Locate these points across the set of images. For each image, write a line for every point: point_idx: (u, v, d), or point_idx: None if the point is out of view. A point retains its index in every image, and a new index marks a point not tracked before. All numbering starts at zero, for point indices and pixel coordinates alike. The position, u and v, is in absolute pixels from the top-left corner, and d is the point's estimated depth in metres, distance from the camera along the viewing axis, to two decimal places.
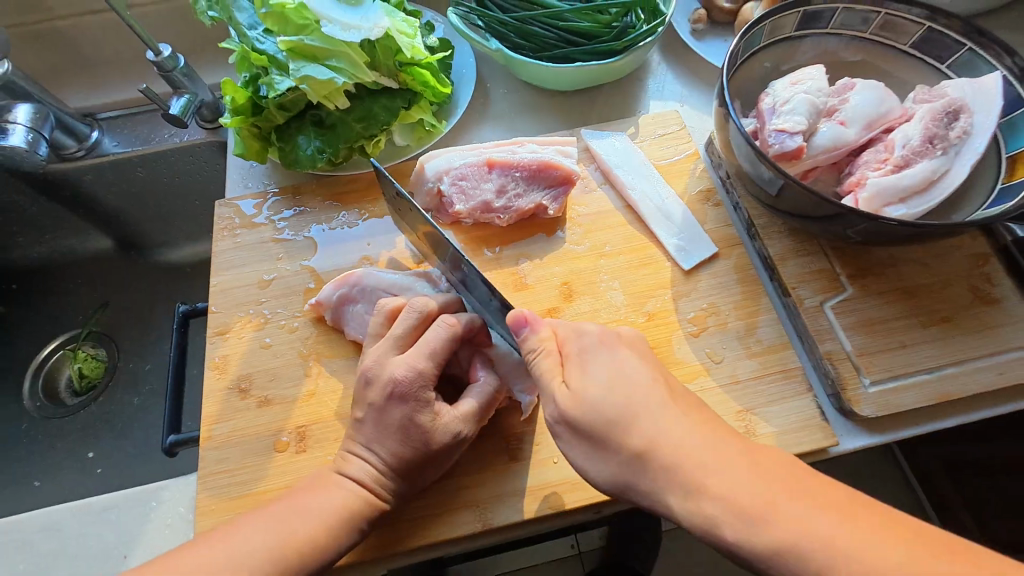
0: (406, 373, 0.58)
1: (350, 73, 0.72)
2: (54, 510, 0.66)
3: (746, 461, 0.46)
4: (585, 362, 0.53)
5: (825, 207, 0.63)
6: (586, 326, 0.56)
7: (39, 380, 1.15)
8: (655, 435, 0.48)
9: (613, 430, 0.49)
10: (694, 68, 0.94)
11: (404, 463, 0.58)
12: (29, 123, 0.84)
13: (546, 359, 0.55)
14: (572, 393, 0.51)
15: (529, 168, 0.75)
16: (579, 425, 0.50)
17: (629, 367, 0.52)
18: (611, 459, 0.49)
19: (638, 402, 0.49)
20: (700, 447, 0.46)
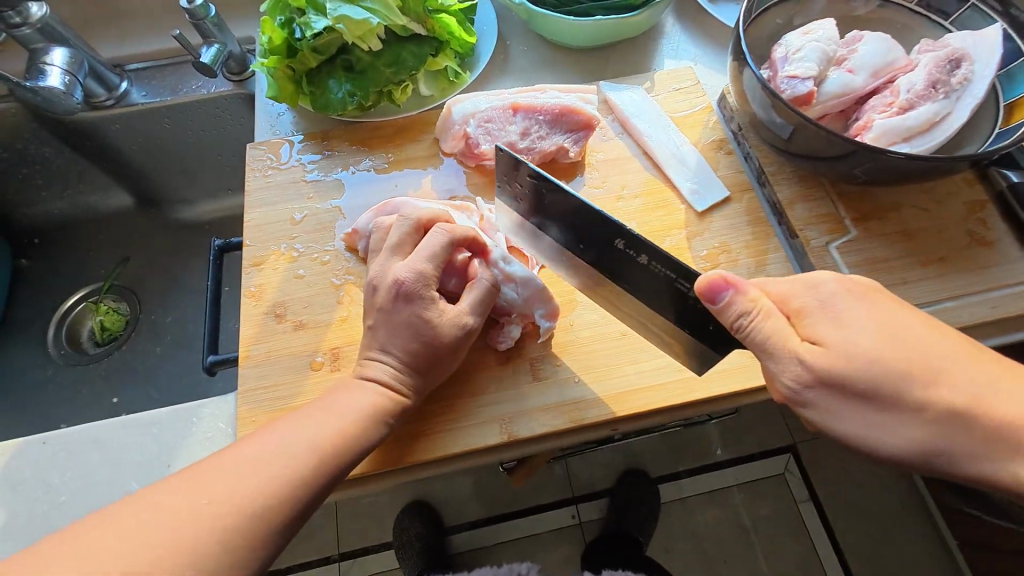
0: (409, 274, 0.62)
1: (383, 15, 0.75)
2: (97, 425, 0.69)
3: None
4: (833, 317, 0.52)
5: (836, 145, 0.67)
6: (818, 284, 0.54)
7: (62, 330, 1.18)
8: (950, 386, 0.50)
9: (896, 387, 0.50)
10: (707, 30, 0.98)
11: (418, 360, 0.61)
12: (65, 66, 0.88)
13: (768, 321, 0.53)
14: (837, 351, 0.51)
15: (552, 112, 0.79)
16: (860, 388, 0.50)
17: (887, 318, 0.52)
18: (911, 421, 0.50)
19: (931, 361, 0.51)
20: (1007, 400, 0.50)
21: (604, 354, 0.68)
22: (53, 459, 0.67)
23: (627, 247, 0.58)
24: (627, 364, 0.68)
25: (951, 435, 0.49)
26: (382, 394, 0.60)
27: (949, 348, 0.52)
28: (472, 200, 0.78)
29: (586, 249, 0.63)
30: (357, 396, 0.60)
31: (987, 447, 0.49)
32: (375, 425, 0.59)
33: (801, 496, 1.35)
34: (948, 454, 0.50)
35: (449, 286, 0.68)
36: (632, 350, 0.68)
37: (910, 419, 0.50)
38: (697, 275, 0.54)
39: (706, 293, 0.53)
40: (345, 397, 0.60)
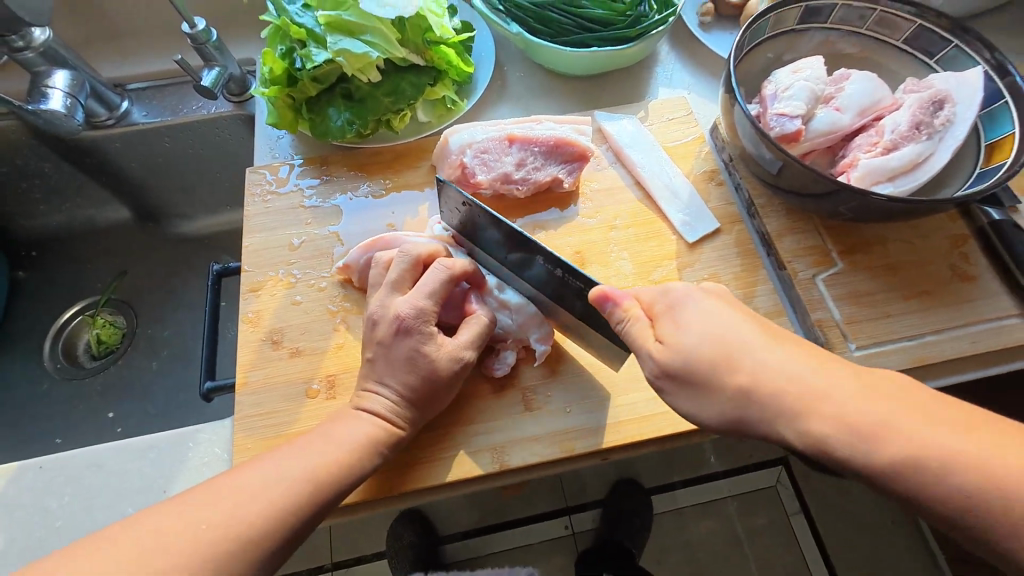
0: (409, 310, 0.64)
1: (383, 48, 0.77)
2: (94, 449, 0.70)
3: (856, 383, 0.50)
4: (678, 317, 0.57)
5: (821, 184, 0.70)
6: (674, 288, 0.59)
7: (58, 343, 1.19)
8: (756, 369, 0.52)
9: (710, 374, 0.54)
10: (700, 58, 1.00)
11: (415, 394, 0.62)
12: (67, 89, 0.89)
13: (635, 326, 0.59)
14: (668, 346, 0.56)
15: (547, 144, 0.80)
16: (691, 376, 0.55)
17: (724, 316, 0.56)
18: (719, 398, 0.53)
19: (743, 347, 0.54)
20: (816, 380, 0.51)
21: (596, 385, 0.70)
22: (49, 483, 0.68)
23: (548, 264, 0.64)
24: (618, 395, 0.69)
25: (760, 412, 0.52)
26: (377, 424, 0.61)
27: (767, 336, 0.55)
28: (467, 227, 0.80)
29: (563, 284, 0.65)
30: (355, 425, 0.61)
31: (787, 424, 0.50)
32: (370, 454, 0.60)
33: (792, 509, 1.37)
34: (750, 423, 0.52)
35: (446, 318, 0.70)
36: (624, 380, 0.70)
37: (723, 400, 0.53)
38: (591, 287, 0.61)
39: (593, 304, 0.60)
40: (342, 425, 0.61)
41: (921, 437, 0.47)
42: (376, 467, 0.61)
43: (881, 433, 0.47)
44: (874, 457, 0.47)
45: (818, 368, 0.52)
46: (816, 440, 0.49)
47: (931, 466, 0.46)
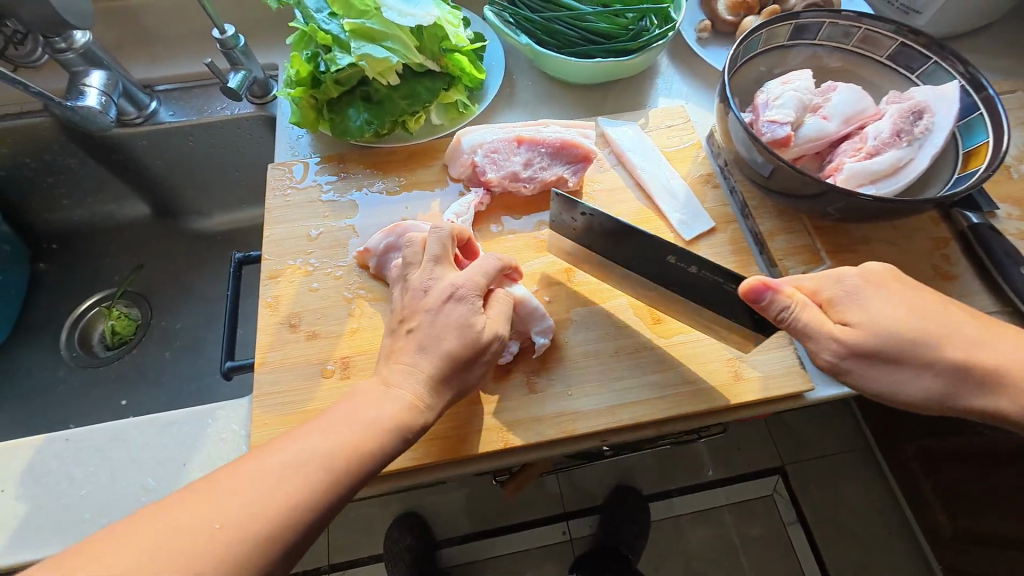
0: (464, 280, 0.67)
1: (402, 54, 0.82)
2: (117, 423, 0.73)
3: (1006, 340, 0.62)
4: (860, 302, 0.63)
5: (810, 185, 0.75)
6: (844, 276, 0.64)
7: (75, 332, 1.22)
8: (954, 347, 0.61)
9: (911, 349, 0.61)
10: (697, 72, 1.06)
11: (462, 360, 0.63)
12: (102, 88, 0.95)
13: (806, 311, 0.63)
14: (861, 329, 0.61)
15: (554, 146, 0.86)
16: (883, 354, 0.61)
17: (904, 300, 0.63)
18: (921, 374, 0.61)
19: (942, 322, 0.62)
20: (998, 350, 0.61)
21: (595, 370, 0.74)
22: (73, 455, 0.71)
23: (679, 262, 0.68)
24: (616, 380, 0.73)
25: (948, 374, 0.61)
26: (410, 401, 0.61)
27: (946, 313, 0.63)
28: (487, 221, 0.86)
29: (612, 240, 0.73)
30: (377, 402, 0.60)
31: (980, 381, 0.61)
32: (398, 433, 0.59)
33: (789, 518, 1.39)
34: (949, 393, 0.61)
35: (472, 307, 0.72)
36: (623, 366, 0.74)
37: (919, 370, 0.61)
38: (739, 280, 0.63)
39: (756, 297, 0.62)
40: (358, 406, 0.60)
41: None
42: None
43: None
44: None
45: (993, 340, 0.62)
46: (1003, 400, 0.60)
47: None
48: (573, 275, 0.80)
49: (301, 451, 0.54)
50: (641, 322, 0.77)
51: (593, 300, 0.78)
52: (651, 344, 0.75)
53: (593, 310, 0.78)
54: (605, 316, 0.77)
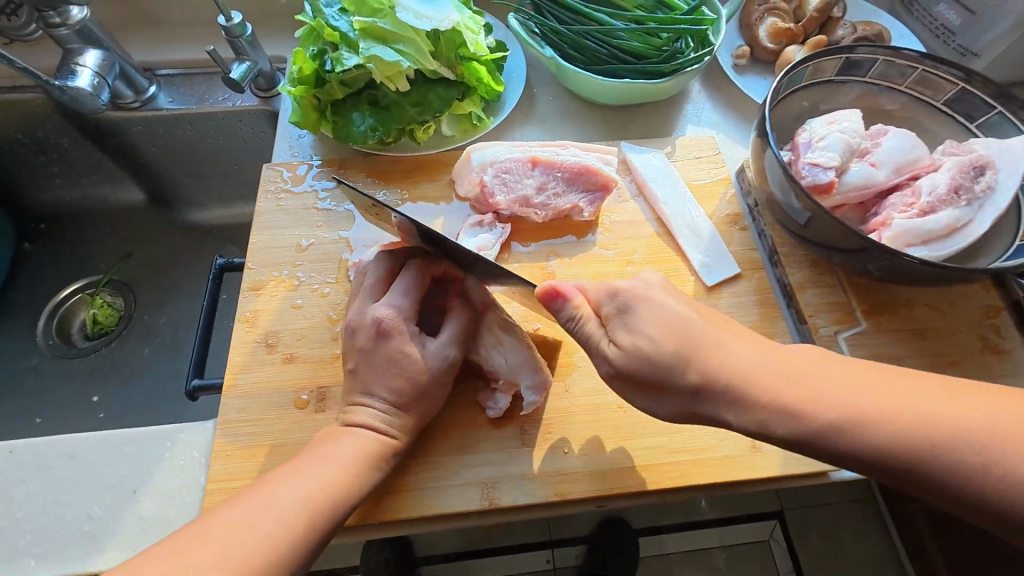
0: (387, 311, 0.62)
1: (415, 58, 0.75)
2: (68, 438, 0.67)
3: (776, 366, 0.53)
4: (630, 321, 0.56)
5: (850, 238, 0.68)
6: (622, 292, 0.58)
7: (53, 320, 1.17)
8: (709, 370, 0.53)
9: (669, 375, 0.54)
10: (732, 100, 0.99)
11: (406, 396, 0.60)
12: (96, 68, 0.90)
13: (586, 323, 0.58)
14: (623, 348, 0.55)
15: (571, 170, 0.78)
16: (646, 376, 0.55)
17: (671, 317, 0.56)
18: (672, 399, 0.55)
19: (706, 346, 0.54)
20: (769, 378, 0.52)
21: (597, 425, 0.66)
22: (17, 470, 0.65)
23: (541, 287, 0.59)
24: (619, 439, 0.65)
25: (703, 400, 0.54)
26: (368, 438, 0.58)
27: (719, 331, 0.56)
28: (487, 229, 0.78)
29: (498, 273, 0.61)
30: (353, 441, 0.57)
31: (733, 411, 0.53)
32: (373, 468, 0.57)
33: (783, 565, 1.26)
34: (702, 417, 0.55)
35: (430, 323, 0.68)
36: (629, 425, 0.66)
37: (673, 396, 0.54)
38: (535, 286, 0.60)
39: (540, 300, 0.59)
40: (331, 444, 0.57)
41: (855, 415, 0.49)
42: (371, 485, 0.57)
43: (838, 416, 0.50)
44: (845, 433, 0.49)
45: (776, 365, 0.53)
46: (752, 425, 0.52)
47: (871, 439, 0.49)
48: None
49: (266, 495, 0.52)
50: None
51: None
52: None
53: None
54: None
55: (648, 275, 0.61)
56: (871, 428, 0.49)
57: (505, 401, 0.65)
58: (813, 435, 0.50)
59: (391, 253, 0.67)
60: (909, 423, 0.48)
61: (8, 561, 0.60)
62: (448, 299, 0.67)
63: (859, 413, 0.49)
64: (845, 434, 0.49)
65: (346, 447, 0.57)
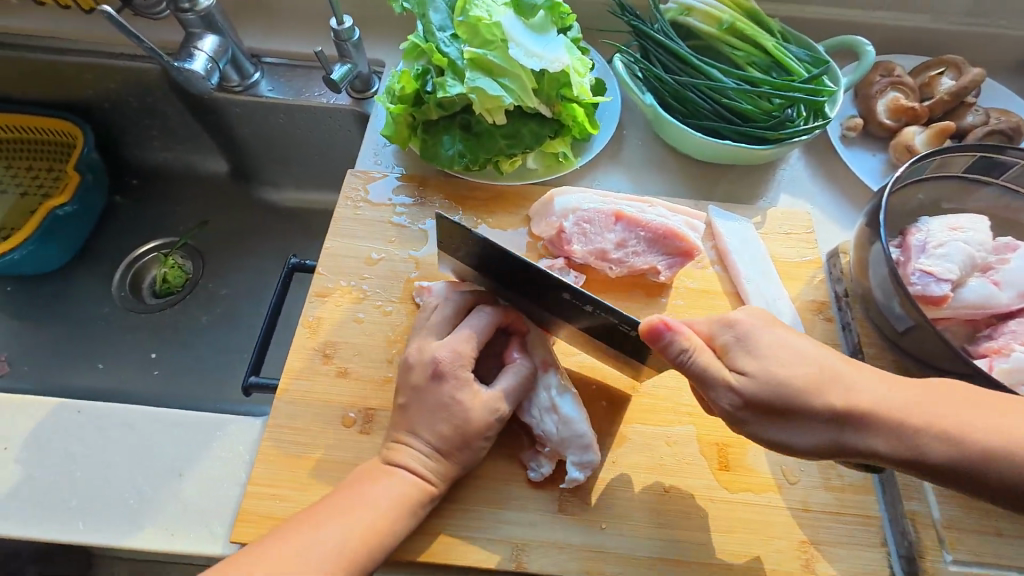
0: (447, 354, 0.61)
1: (517, 94, 0.74)
2: (130, 409, 0.70)
3: (902, 390, 0.53)
4: (751, 348, 0.56)
5: (954, 361, 0.61)
6: (739, 321, 0.57)
7: (129, 273, 1.24)
8: (859, 398, 0.52)
9: (807, 402, 0.52)
10: (835, 174, 0.93)
11: (451, 445, 0.59)
12: (210, 53, 0.95)
13: (705, 355, 0.56)
14: (760, 378, 0.54)
15: (655, 232, 0.75)
16: (774, 403, 0.53)
17: (793, 345, 0.55)
18: (819, 428, 0.53)
19: (839, 373, 0.54)
20: (896, 400, 0.52)
21: (638, 506, 0.63)
22: (81, 431, 0.68)
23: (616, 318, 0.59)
24: (658, 526, 0.62)
25: (834, 425, 0.52)
26: (411, 484, 0.58)
27: (837, 357, 0.56)
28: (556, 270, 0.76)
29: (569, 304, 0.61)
30: (397, 484, 0.57)
31: (880, 436, 0.51)
32: (408, 514, 0.57)
33: None
34: (847, 448, 0.52)
35: (485, 370, 0.66)
36: (672, 512, 0.63)
37: (802, 420, 0.53)
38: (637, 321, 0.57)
39: (646, 333, 0.56)
40: (378, 486, 0.57)
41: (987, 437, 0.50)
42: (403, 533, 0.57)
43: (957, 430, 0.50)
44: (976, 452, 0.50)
45: (893, 386, 0.54)
46: (898, 449, 0.51)
47: (1013, 461, 0.49)
48: (640, 383, 0.70)
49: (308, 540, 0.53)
50: (706, 463, 0.66)
51: (656, 420, 0.68)
52: (711, 493, 0.64)
53: (654, 432, 0.67)
54: (666, 445, 0.66)
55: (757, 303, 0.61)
56: (1002, 446, 0.50)
57: (548, 467, 0.63)
58: (963, 457, 0.50)
59: (459, 294, 0.67)
60: (1019, 435, 0.50)
61: (60, 520, 0.63)
62: (507, 348, 0.66)
63: (1006, 434, 0.50)
64: (963, 446, 0.50)
65: (388, 494, 0.57)
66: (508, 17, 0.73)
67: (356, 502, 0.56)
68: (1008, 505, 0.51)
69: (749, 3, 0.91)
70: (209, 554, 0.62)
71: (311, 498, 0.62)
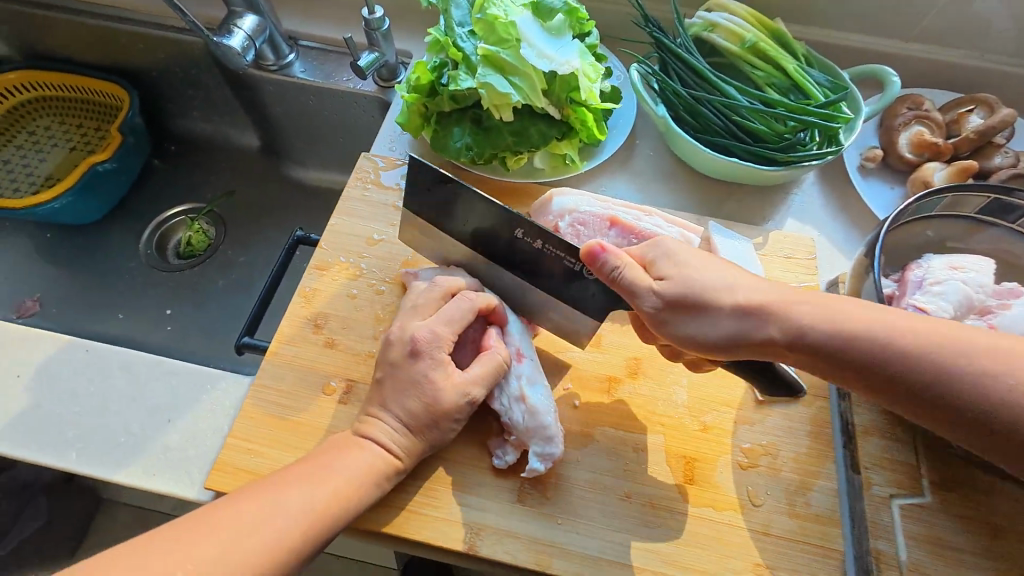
0: (426, 333, 0.63)
1: (526, 94, 0.76)
2: (132, 355, 0.74)
3: (811, 297, 0.56)
4: (676, 259, 0.60)
5: None
6: (664, 240, 0.62)
7: (156, 233, 1.31)
8: (755, 296, 0.56)
9: (709, 297, 0.57)
10: (847, 204, 0.91)
11: (419, 421, 0.61)
12: (249, 33, 1.00)
13: (634, 270, 0.59)
14: (674, 280, 0.58)
15: (649, 242, 0.76)
16: (687, 304, 0.57)
17: (714, 258, 0.60)
18: (723, 321, 0.56)
19: (751, 282, 0.58)
20: (801, 304, 0.55)
21: (596, 508, 0.64)
22: (86, 370, 0.73)
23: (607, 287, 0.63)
24: (614, 530, 0.63)
25: (745, 328, 0.56)
26: (381, 456, 0.60)
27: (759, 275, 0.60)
28: None
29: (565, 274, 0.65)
30: (366, 456, 0.59)
31: (777, 328, 0.55)
32: (374, 484, 0.59)
33: None
34: (749, 343, 0.56)
35: (462, 357, 0.68)
36: (629, 518, 0.63)
37: (712, 319, 0.57)
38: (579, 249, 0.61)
39: (585, 256, 0.60)
40: (346, 456, 0.59)
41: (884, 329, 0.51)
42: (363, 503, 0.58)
43: (862, 328, 0.52)
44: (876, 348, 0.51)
45: (804, 296, 0.56)
46: (793, 337, 0.54)
47: (908, 351, 0.50)
48: (615, 387, 0.70)
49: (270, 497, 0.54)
50: (671, 475, 0.66)
51: (626, 426, 0.68)
52: (672, 505, 0.64)
53: (622, 437, 0.67)
54: (633, 451, 0.67)
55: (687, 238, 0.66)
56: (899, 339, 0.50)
57: (512, 456, 0.64)
58: (849, 341, 0.52)
59: (447, 279, 0.68)
60: (930, 340, 0.50)
61: (58, 449, 0.68)
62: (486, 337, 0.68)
63: (905, 330, 0.51)
64: (866, 342, 0.51)
65: (352, 463, 0.58)
66: (525, 19, 0.75)
67: (323, 467, 0.58)
68: (925, 412, 0.50)
69: (776, 25, 0.91)
70: (185, 499, 0.66)
71: (284, 458, 0.65)
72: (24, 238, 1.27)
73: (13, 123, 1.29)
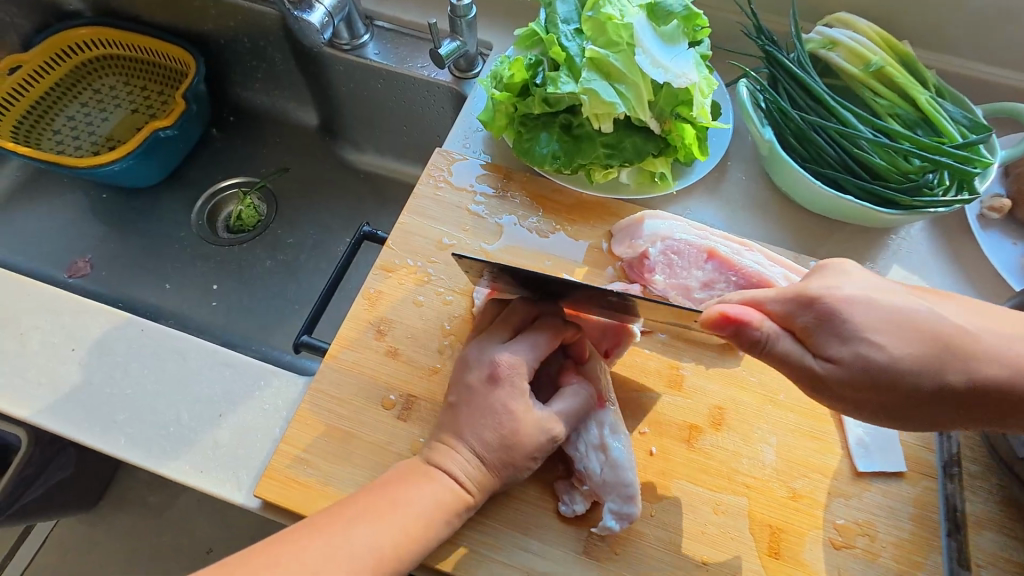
0: (509, 358, 0.59)
1: (630, 104, 0.70)
2: (185, 340, 0.71)
3: (1013, 341, 0.51)
4: (837, 326, 0.52)
5: None
6: (808, 291, 0.53)
7: (209, 205, 1.29)
8: (971, 371, 0.50)
9: (911, 382, 0.50)
10: (960, 253, 0.82)
11: (495, 457, 0.56)
12: (329, 9, 0.96)
13: (782, 342, 0.53)
14: (845, 361, 0.51)
15: (748, 281, 0.69)
16: (878, 385, 0.51)
17: (881, 311, 0.52)
18: (943, 413, 0.51)
19: (952, 340, 0.51)
20: (1013, 354, 0.50)
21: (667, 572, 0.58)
22: (139, 350, 0.71)
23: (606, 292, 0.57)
24: None
25: (944, 409, 0.51)
26: (452, 490, 0.55)
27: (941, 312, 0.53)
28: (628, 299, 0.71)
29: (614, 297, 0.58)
30: (437, 490, 0.55)
31: (994, 408, 0.50)
32: (443, 522, 0.54)
33: None
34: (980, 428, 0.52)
35: (540, 386, 0.64)
36: None
37: (910, 405, 0.51)
38: (700, 312, 0.55)
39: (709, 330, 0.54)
40: (412, 494, 0.54)
41: None
42: (425, 545, 0.54)
43: None
44: None
45: (1006, 341, 0.51)
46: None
47: None
48: (696, 438, 0.64)
49: (333, 542, 0.51)
50: (754, 545, 0.59)
51: (706, 482, 0.62)
52: None
53: (701, 495, 0.61)
54: (712, 513, 0.60)
55: (840, 271, 0.56)
56: None
57: (581, 506, 0.59)
58: None
59: (530, 302, 0.64)
60: None
61: (106, 429, 0.66)
62: (566, 371, 0.63)
63: None
64: None
65: (416, 501, 0.54)
66: (640, 21, 0.69)
67: (389, 505, 0.54)
68: None
69: (903, 48, 0.82)
70: (231, 501, 0.63)
71: (339, 472, 0.61)
72: (80, 197, 1.26)
73: (79, 80, 1.28)
